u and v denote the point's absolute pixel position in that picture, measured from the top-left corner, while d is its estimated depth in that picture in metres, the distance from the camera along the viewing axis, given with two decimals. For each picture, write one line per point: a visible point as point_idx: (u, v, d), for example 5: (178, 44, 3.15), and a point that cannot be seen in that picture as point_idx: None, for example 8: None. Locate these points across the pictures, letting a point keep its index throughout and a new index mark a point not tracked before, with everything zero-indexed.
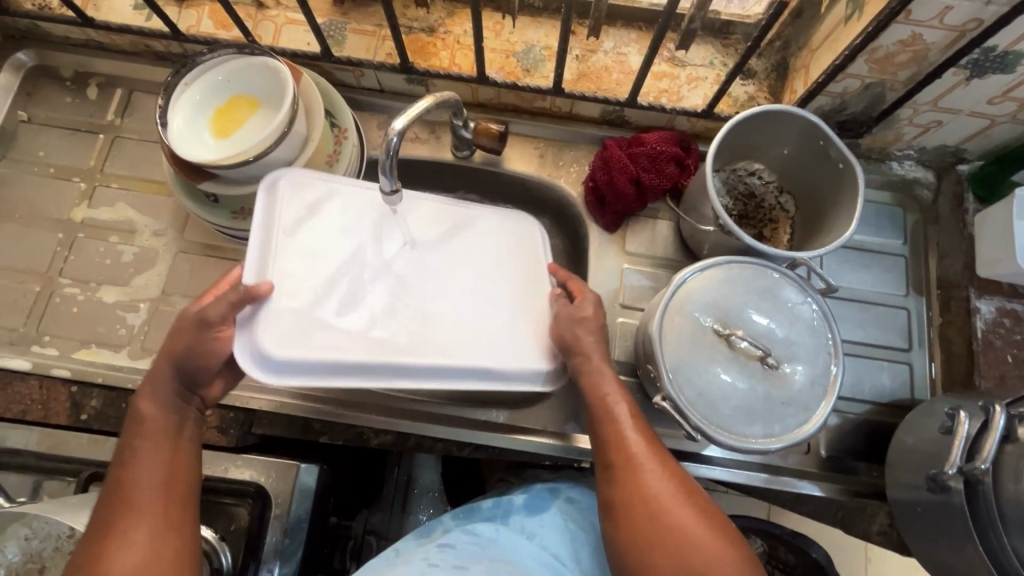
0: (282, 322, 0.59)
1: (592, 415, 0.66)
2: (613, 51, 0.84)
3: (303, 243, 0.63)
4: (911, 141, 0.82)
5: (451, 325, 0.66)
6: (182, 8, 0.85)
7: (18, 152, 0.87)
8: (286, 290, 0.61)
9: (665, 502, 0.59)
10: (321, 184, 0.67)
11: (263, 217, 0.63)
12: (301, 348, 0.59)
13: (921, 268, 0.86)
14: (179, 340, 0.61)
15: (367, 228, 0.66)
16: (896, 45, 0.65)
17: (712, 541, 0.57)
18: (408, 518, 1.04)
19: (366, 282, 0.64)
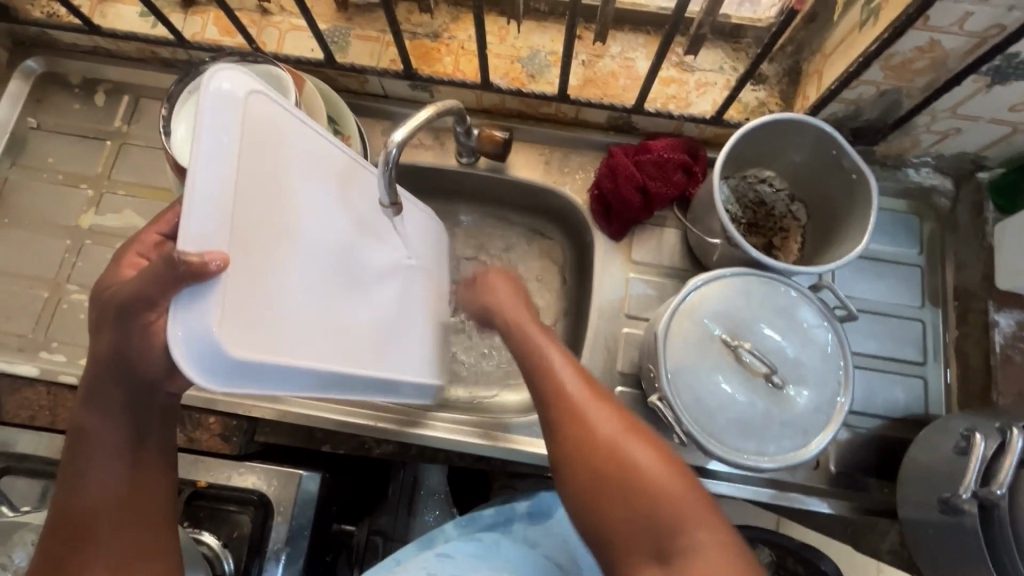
0: (241, 321, 0.45)
1: (527, 361, 0.60)
2: (620, 56, 0.83)
3: (260, 200, 0.48)
4: (928, 148, 0.80)
5: (379, 334, 0.63)
6: (188, 14, 0.85)
7: (28, 159, 0.88)
8: (244, 261, 0.45)
9: (607, 435, 0.53)
10: (280, 119, 0.51)
11: (208, 143, 0.43)
12: (260, 352, 0.47)
13: (937, 278, 0.84)
14: (101, 336, 0.50)
15: (319, 198, 0.55)
16: (914, 51, 0.63)
17: (671, 485, 0.50)
18: (415, 519, 1.04)
19: (319, 268, 0.55)
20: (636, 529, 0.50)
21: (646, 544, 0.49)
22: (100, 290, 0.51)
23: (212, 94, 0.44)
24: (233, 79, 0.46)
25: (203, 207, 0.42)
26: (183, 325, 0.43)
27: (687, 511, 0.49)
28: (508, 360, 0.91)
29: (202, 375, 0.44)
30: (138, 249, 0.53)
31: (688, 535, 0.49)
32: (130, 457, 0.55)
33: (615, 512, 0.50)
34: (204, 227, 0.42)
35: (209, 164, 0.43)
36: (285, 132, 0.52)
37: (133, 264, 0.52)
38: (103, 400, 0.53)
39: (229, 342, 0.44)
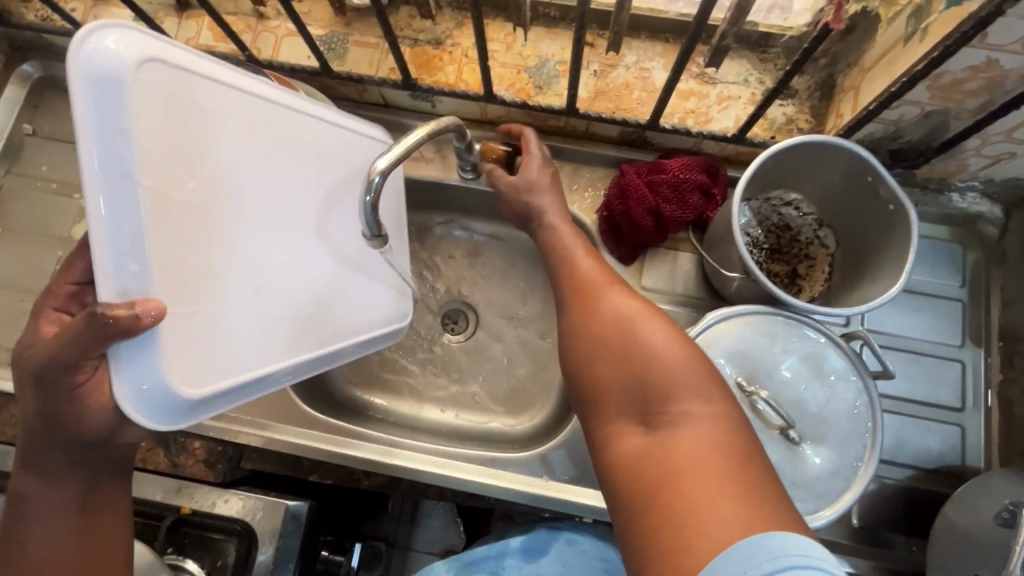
0: (186, 357, 0.48)
1: (555, 262, 0.66)
2: (635, 66, 0.76)
3: (178, 198, 0.46)
4: (976, 172, 0.72)
5: (343, 308, 0.64)
6: (182, 18, 0.81)
7: (23, 166, 0.87)
8: (174, 294, 0.46)
9: (616, 313, 0.56)
10: (190, 81, 0.48)
11: (102, 147, 0.42)
12: (206, 370, 0.50)
13: (980, 315, 0.76)
14: (34, 403, 0.49)
15: (257, 173, 0.53)
16: (966, 71, 0.55)
17: (671, 356, 0.50)
18: (419, 529, 1.06)
19: (268, 266, 0.55)
20: (626, 395, 0.51)
21: (633, 411, 0.50)
22: (21, 350, 0.50)
23: (89, 78, 0.42)
24: (114, 49, 0.42)
25: (115, 238, 0.42)
26: (128, 375, 0.45)
27: (684, 383, 0.49)
28: (509, 387, 0.86)
29: (156, 416, 0.47)
30: (55, 302, 0.52)
31: (674, 403, 0.47)
32: (79, 518, 0.52)
33: (604, 380, 0.53)
34: (122, 262, 0.43)
35: (109, 175, 0.42)
36: (204, 98, 0.49)
37: (53, 321, 0.51)
38: (36, 465, 0.51)
39: (177, 379, 0.47)
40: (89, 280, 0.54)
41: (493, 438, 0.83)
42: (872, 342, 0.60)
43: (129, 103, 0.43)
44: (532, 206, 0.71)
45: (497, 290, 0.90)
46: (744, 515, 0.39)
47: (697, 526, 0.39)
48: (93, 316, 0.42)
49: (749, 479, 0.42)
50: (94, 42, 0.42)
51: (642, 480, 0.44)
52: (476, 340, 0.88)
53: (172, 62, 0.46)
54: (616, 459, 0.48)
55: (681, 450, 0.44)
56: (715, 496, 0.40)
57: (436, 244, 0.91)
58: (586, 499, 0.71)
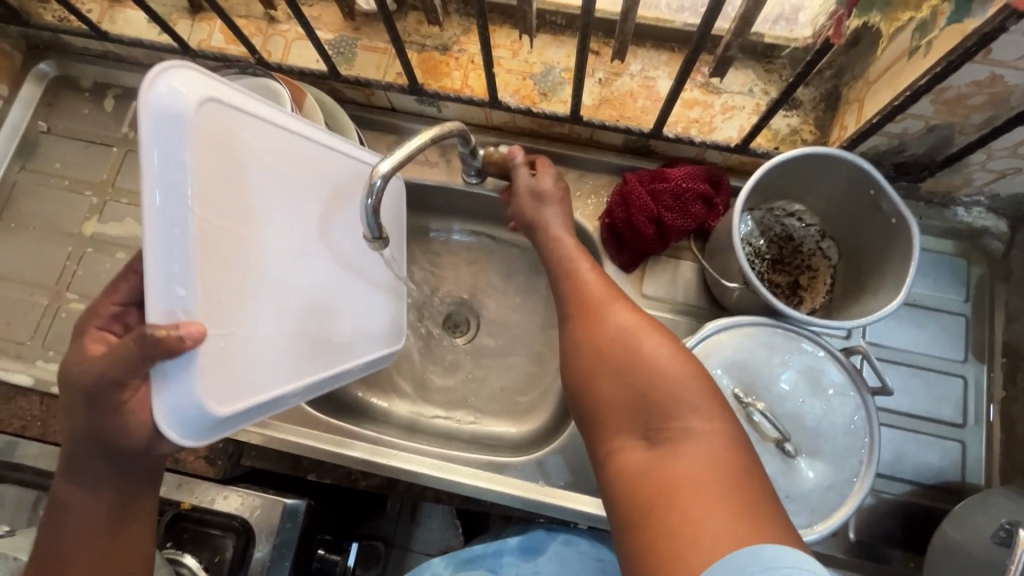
0: (222, 378, 0.48)
1: (559, 276, 0.66)
2: (640, 75, 0.77)
3: (223, 225, 0.47)
4: (981, 187, 0.71)
5: (353, 327, 0.66)
6: (195, 21, 0.83)
7: (37, 162, 0.88)
8: (215, 318, 0.47)
9: (619, 329, 0.56)
10: (238, 118, 0.48)
11: (161, 182, 0.43)
12: (238, 392, 0.50)
13: (984, 331, 0.76)
14: (81, 418, 0.50)
15: (287, 198, 0.55)
16: (971, 86, 0.55)
17: (672, 371, 0.51)
18: (417, 528, 1.07)
19: (292, 287, 0.56)
20: (630, 410, 0.51)
21: (636, 426, 0.50)
22: (68, 368, 0.50)
23: (155, 117, 0.42)
24: (178, 89, 0.43)
25: (165, 268, 0.43)
26: (166, 395, 0.46)
27: (684, 399, 0.49)
28: (508, 391, 0.86)
29: (188, 435, 0.48)
30: (99, 322, 0.52)
31: (679, 423, 0.48)
32: (116, 523, 0.53)
33: (606, 396, 0.53)
34: (170, 288, 0.43)
35: (165, 208, 0.43)
36: (246, 133, 0.50)
37: (98, 340, 0.51)
38: (80, 474, 0.52)
39: (212, 401, 0.48)
40: (135, 301, 0.53)
41: (490, 441, 0.84)
42: (871, 357, 0.60)
43: (187, 135, 0.43)
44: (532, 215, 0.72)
45: (498, 295, 0.91)
46: (742, 530, 0.39)
47: (695, 538, 0.39)
48: (143, 336, 0.42)
49: (747, 494, 0.42)
50: (161, 81, 0.43)
51: (644, 494, 0.45)
52: (477, 344, 0.89)
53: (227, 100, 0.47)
54: (620, 474, 0.48)
55: (684, 469, 0.44)
56: (714, 510, 0.40)
57: (440, 247, 0.92)
58: (581, 502, 0.71)
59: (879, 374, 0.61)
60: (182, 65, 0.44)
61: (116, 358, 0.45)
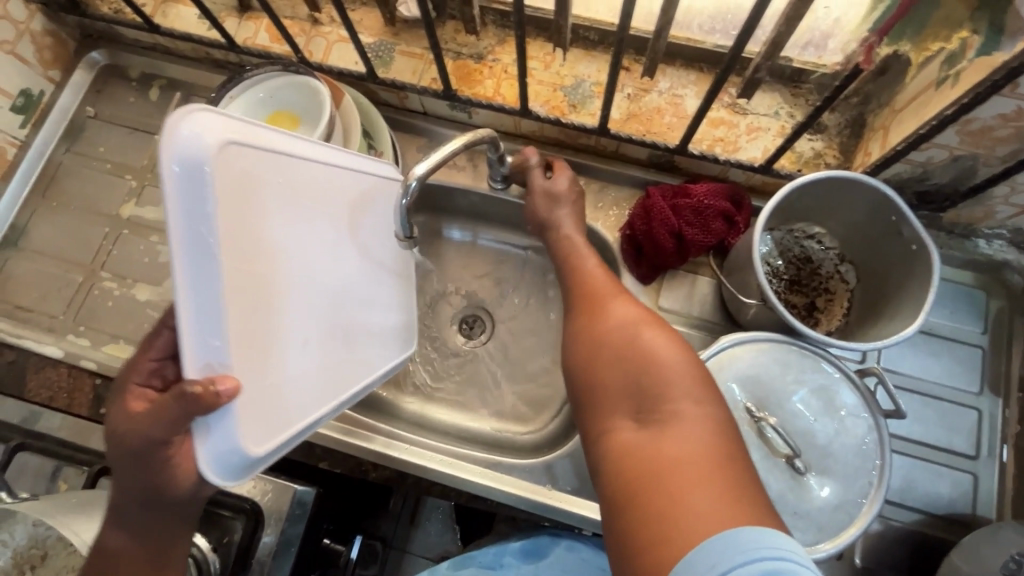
0: (259, 422, 0.48)
1: (564, 270, 0.70)
2: (668, 92, 0.79)
3: (249, 264, 0.46)
4: (1003, 221, 0.72)
5: (366, 341, 0.66)
6: (242, 19, 0.86)
7: (83, 145, 0.92)
8: (248, 364, 0.46)
9: (620, 320, 0.58)
10: (254, 154, 0.47)
11: (187, 234, 0.40)
12: (272, 430, 0.50)
13: (1000, 365, 0.75)
14: (129, 475, 0.50)
15: (301, 225, 0.54)
16: (997, 119, 0.56)
17: (671, 360, 0.52)
18: (417, 529, 1.10)
19: (312, 313, 0.56)
20: (625, 395, 0.52)
21: (627, 408, 0.51)
22: (113, 428, 0.50)
23: (179, 166, 0.40)
24: (200, 134, 0.41)
25: (201, 322, 0.41)
26: (208, 443, 0.45)
27: (676, 383, 0.50)
28: (519, 395, 0.87)
29: (227, 479, 0.47)
30: (139, 378, 0.52)
31: (669, 405, 0.49)
32: (152, 569, 0.53)
33: (601, 380, 0.55)
34: (206, 342, 0.42)
35: (196, 261, 0.41)
36: (262, 167, 0.48)
37: (139, 396, 0.51)
38: (124, 519, 0.52)
39: (250, 443, 0.47)
40: (171, 353, 0.53)
41: (500, 442, 0.85)
42: (885, 381, 0.60)
43: (214, 183, 0.41)
44: (551, 219, 0.74)
45: (515, 300, 0.92)
46: (721, 511, 0.39)
47: (679, 519, 0.39)
48: (183, 393, 0.42)
49: (734, 479, 0.42)
50: (181, 126, 0.40)
51: (630, 473, 0.45)
52: (491, 346, 0.90)
53: (244, 137, 0.45)
54: (609, 453, 0.49)
55: (667, 449, 0.45)
56: (700, 491, 0.40)
57: (461, 249, 0.94)
58: (588, 509, 0.72)
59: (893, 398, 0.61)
60: (194, 109, 0.41)
61: (162, 418, 0.46)
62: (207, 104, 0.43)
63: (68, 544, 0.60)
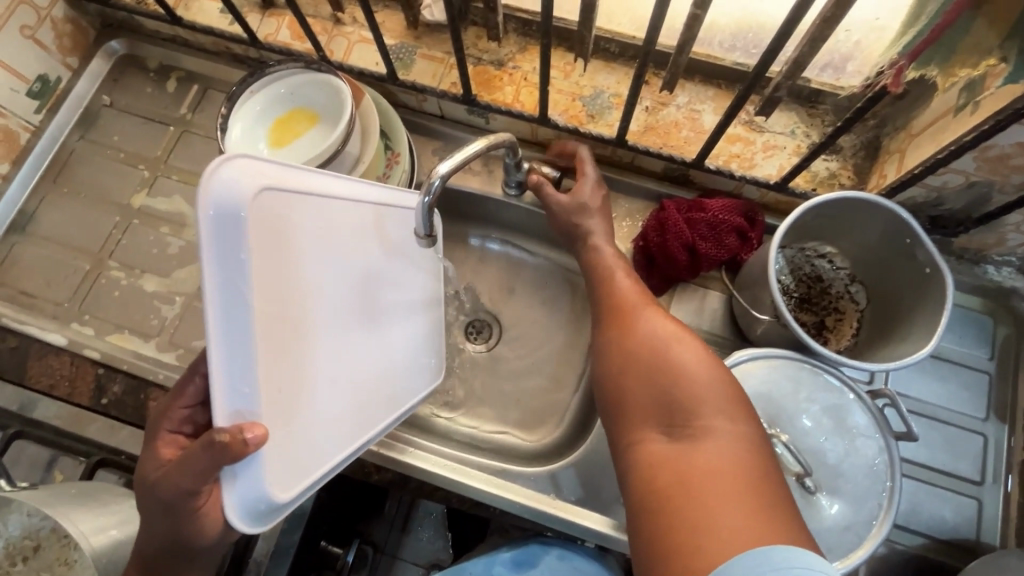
0: (285, 465, 0.49)
1: (595, 280, 0.70)
2: (686, 106, 0.79)
3: (282, 309, 0.47)
4: (1013, 248, 0.72)
5: (393, 373, 0.67)
6: (265, 16, 0.87)
7: (96, 134, 0.92)
8: (276, 409, 0.47)
9: (649, 330, 0.58)
10: (290, 198, 0.48)
11: (221, 284, 0.41)
12: (297, 474, 0.51)
13: (1007, 392, 0.76)
14: (154, 521, 0.51)
15: (336, 265, 0.55)
16: (1015, 147, 0.57)
17: (705, 376, 0.52)
18: (408, 537, 1.06)
19: (343, 353, 0.57)
20: (655, 405, 0.52)
21: (657, 420, 0.51)
22: (144, 474, 0.52)
23: (216, 218, 0.41)
24: (237, 185, 0.42)
25: (231, 369, 0.42)
26: (235, 488, 0.47)
27: (709, 398, 0.50)
28: (524, 402, 0.87)
29: (253, 524, 0.48)
30: (170, 426, 0.54)
31: (702, 419, 0.49)
32: None
33: (630, 391, 0.55)
34: (237, 388, 0.43)
35: (228, 312, 0.41)
36: (298, 211, 0.49)
37: (170, 443, 0.53)
38: (151, 564, 0.54)
39: (275, 488, 0.49)
40: (201, 402, 0.55)
41: (503, 449, 0.84)
42: (898, 401, 0.60)
43: (248, 233, 0.42)
44: (581, 227, 0.74)
45: (522, 307, 0.92)
46: (752, 529, 0.39)
47: (709, 533, 0.40)
48: (211, 442, 0.43)
49: (764, 498, 0.42)
50: (220, 176, 0.41)
51: (659, 486, 0.46)
52: (497, 353, 0.90)
53: (279, 184, 0.46)
54: (638, 464, 0.49)
55: (697, 464, 0.45)
56: (729, 508, 0.41)
57: (471, 254, 0.94)
58: (590, 519, 0.70)
59: (905, 419, 0.61)
60: (232, 158, 0.43)
61: (185, 471, 0.46)
62: (246, 153, 0.44)
63: (62, 536, 0.58)
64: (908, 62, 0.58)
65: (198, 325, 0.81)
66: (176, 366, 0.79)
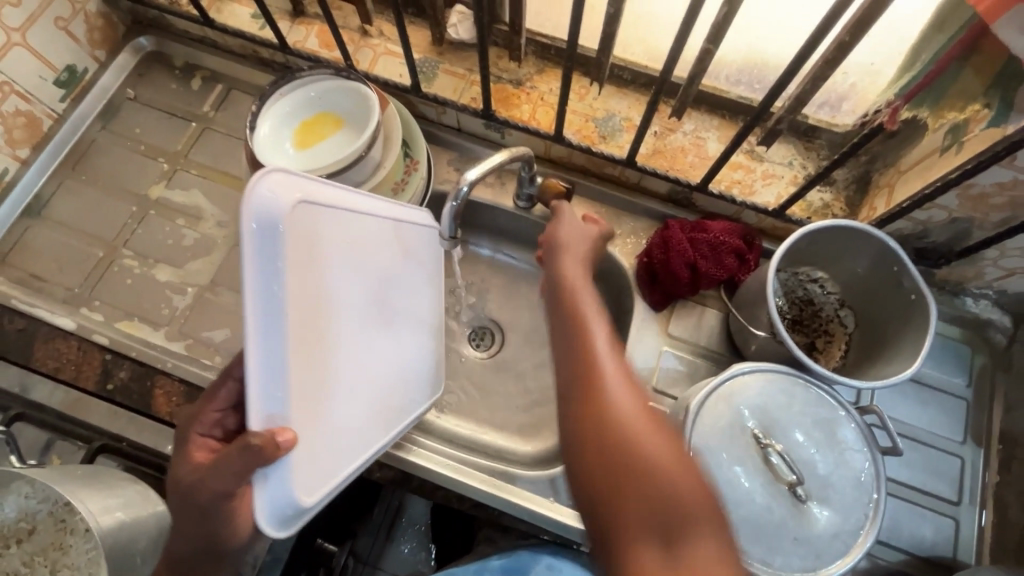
0: (309, 469, 0.51)
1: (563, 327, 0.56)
2: (692, 133, 0.84)
3: (310, 318, 0.48)
4: (990, 282, 0.78)
5: (399, 383, 0.68)
6: (294, 23, 0.90)
7: (118, 125, 0.94)
8: (305, 414, 0.48)
9: (625, 415, 0.46)
10: (319, 211, 0.49)
11: (260, 292, 0.43)
12: (319, 478, 0.53)
13: (983, 417, 0.80)
14: (188, 519, 0.53)
15: (355, 276, 0.57)
16: (994, 186, 0.62)
17: (689, 479, 0.42)
18: (392, 546, 1.04)
19: (359, 362, 0.59)
20: (639, 517, 0.41)
21: (644, 535, 0.40)
22: (179, 474, 0.54)
23: (258, 228, 0.42)
24: (277, 197, 0.43)
25: (266, 376, 0.44)
26: (266, 491, 0.48)
27: (697, 510, 0.41)
28: (524, 409, 0.89)
29: (280, 528, 0.50)
30: (202, 428, 0.56)
31: (692, 538, 0.40)
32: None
33: (606, 494, 0.43)
34: (270, 393, 0.45)
35: (267, 320, 0.43)
36: (325, 223, 0.51)
37: (202, 446, 0.55)
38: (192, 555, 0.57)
39: (301, 493, 0.50)
40: (232, 405, 0.57)
41: (503, 454, 0.86)
42: (884, 417, 0.64)
43: (285, 243, 0.44)
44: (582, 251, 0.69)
45: (525, 316, 0.95)
46: None
47: None
48: (249, 444, 0.45)
49: None
50: (261, 188, 0.43)
51: None
52: (500, 360, 0.92)
53: (312, 197, 0.48)
54: None
55: None
56: None
57: (479, 262, 0.97)
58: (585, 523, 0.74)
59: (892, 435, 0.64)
60: (270, 170, 0.45)
61: (223, 471, 0.48)
62: (281, 166, 0.46)
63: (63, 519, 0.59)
64: (903, 103, 0.68)
65: (208, 317, 0.82)
66: (185, 355, 0.80)
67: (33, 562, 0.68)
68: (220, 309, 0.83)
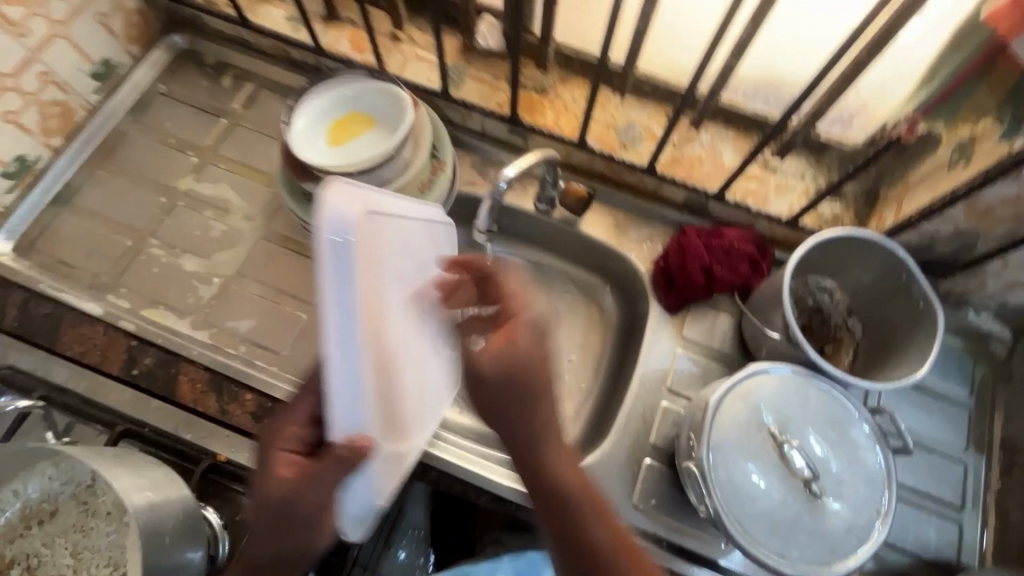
0: (382, 462, 0.54)
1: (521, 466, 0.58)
2: (708, 145, 0.88)
3: (380, 325, 0.48)
4: (992, 294, 0.81)
5: (439, 382, 0.69)
6: (327, 27, 0.94)
7: (148, 119, 0.96)
8: (376, 417, 0.50)
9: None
10: (373, 218, 0.48)
11: (340, 312, 0.41)
12: (383, 474, 0.56)
13: (984, 425, 0.83)
14: (274, 537, 0.52)
15: (407, 278, 0.56)
16: (999, 201, 0.66)
17: None
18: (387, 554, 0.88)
19: (415, 360, 0.59)
20: None
21: None
22: (268, 492, 0.52)
23: (332, 247, 0.39)
24: (347, 214, 0.40)
25: (346, 396, 0.43)
26: (351, 502, 0.52)
27: None
28: None
29: (355, 532, 0.56)
30: (286, 445, 0.54)
31: None
32: None
33: None
34: (348, 411, 0.44)
35: (345, 342, 0.41)
36: (379, 230, 0.49)
37: (289, 463, 0.52)
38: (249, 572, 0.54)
39: (376, 493, 0.55)
40: (314, 417, 0.56)
41: None
42: (893, 416, 0.67)
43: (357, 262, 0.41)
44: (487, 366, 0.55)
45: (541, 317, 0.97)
46: None
47: None
48: (337, 454, 0.46)
49: None
50: (330, 202, 0.40)
51: None
52: None
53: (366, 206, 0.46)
54: None
55: None
56: None
57: (497, 263, 0.99)
58: None
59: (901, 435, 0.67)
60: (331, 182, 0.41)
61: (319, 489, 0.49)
62: (335, 173, 0.43)
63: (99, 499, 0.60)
64: (922, 114, 0.71)
65: (234, 306, 0.83)
66: (210, 343, 0.81)
67: (54, 544, 0.68)
68: (245, 300, 0.84)
